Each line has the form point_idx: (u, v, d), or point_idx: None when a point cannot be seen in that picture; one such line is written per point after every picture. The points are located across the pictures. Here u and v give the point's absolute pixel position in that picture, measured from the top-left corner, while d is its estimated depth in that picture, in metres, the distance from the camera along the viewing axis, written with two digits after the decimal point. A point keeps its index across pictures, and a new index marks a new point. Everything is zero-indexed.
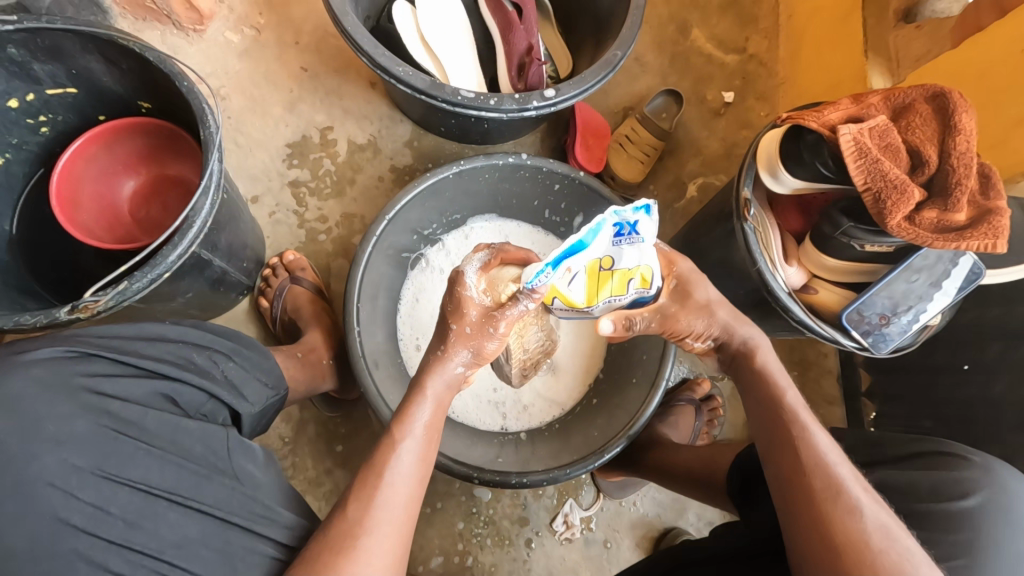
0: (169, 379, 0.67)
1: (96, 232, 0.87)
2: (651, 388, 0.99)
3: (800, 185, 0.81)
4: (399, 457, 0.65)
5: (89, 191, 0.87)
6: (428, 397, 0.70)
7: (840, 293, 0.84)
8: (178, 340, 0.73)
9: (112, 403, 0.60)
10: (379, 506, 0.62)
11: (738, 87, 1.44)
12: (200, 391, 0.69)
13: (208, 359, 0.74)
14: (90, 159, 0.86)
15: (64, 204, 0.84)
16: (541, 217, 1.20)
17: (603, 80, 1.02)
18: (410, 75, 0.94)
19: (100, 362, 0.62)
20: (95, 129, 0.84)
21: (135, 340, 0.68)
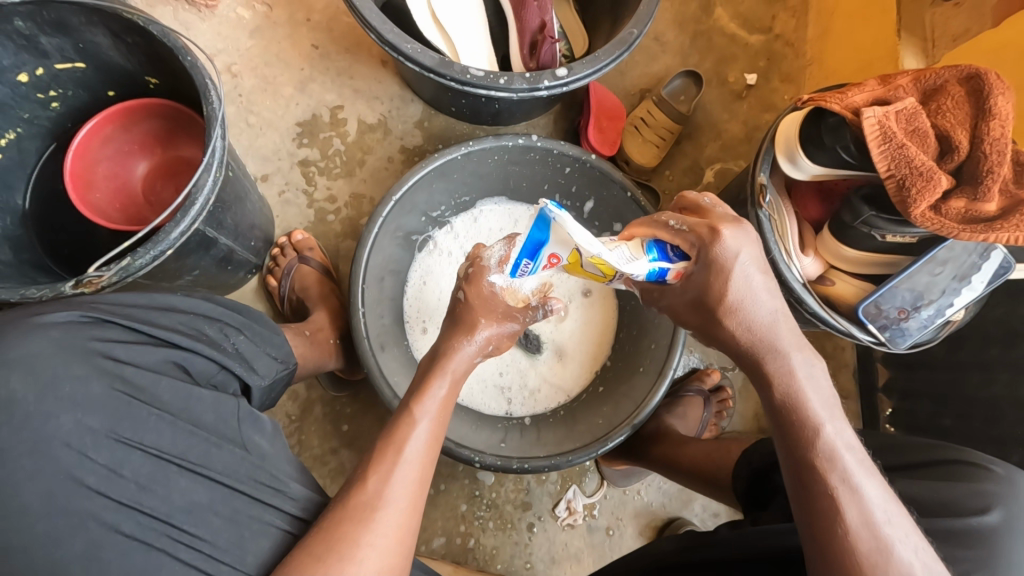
0: (183, 348, 0.63)
1: (108, 210, 0.88)
2: (658, 377, 0.98)
3: (819, 171, 0.78)
4: (415, 431, 0.66)
5: (105, 170, 0.88)
6: (446, 371, 0.72)
7: (858, 284, 0.81)
8: (189, 310, 0.69)
9: (124, 368, 0.57)
10: (396, 475, 0.61)
11: (761, 68, 1.39)
12: (213, 361, 0.66)
13: (220, 331, 0.71)
14: (107, 139, 0.87)
15: (76, 181, 0.85)
16: (552, 202, 1.18)
17: (619, 58, 0.98)
18: (419, 53, 0.92)
19: (112, 328, 0.60)
20: (109, 108, 0.84)
21: (146, 306, 0.65)
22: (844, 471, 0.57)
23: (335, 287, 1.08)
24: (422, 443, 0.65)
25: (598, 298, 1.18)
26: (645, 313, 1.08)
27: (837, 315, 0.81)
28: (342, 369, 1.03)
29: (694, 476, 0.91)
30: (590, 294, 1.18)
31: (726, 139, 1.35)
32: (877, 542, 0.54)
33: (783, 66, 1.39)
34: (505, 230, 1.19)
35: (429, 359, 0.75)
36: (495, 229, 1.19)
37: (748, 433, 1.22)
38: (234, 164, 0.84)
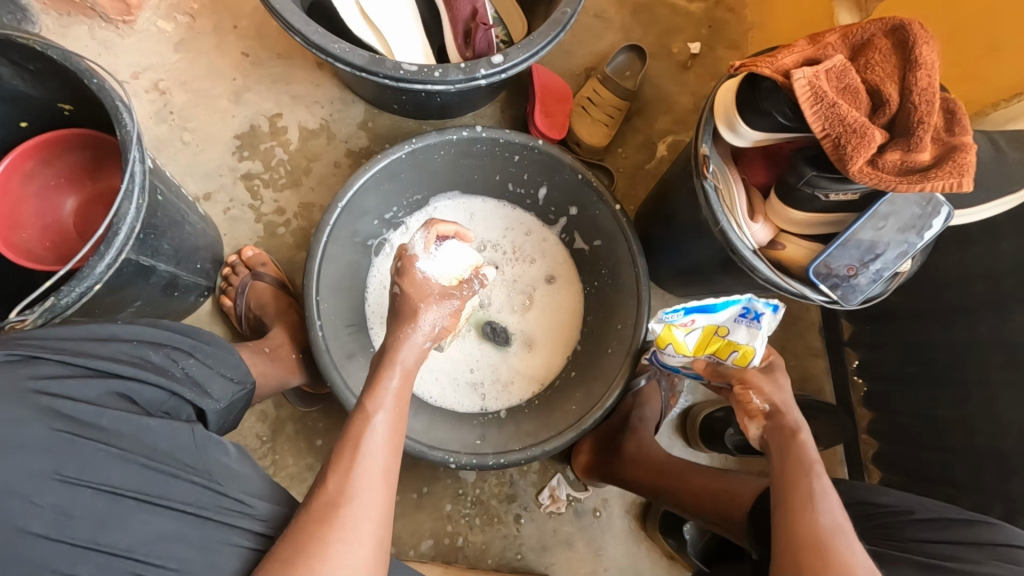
0: (127, 377, 0.59)
1: (37, 249, 0.84)
2: (626, 356, 0.98)
3: (760, 136, 0.77)
4: (372, 424, 0.67)
5: (31, 208, 0.84)
6: (398, 362, 0.74)
7: (807, 245, 0.81)
8: (130, 338, 0.65)
9: (64, 405, 0.52)
10: (359, 470, 0.63)
11: (704, 36, 1.38)
12: (162, 388, 0.62)
13: (168, 356, 0.67)
14: (30, 174, 0.83)
15: (1, 223, 0.81)
16: (507, 192, 1.16)
17: (555, 39, 0.96)
18: (348, 52, 0.89)
19: (45, 363, 0.54)
20: (24, 142, 0.79)
21: (81, 338, 0.60)
22: (815, 460, 0.74)
23: (292, 301, 1.06)
24: (382, 435, 0.67)
25: (563, 284, 1.18)
26: (610, 295, 1.09)
27: (790, 278, 0.81)
28: (308, 385, 1.01)
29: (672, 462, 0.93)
30: (554, 281, 1.18)
31: (676, 110, 1.34)
32: (821, 501, 0.69)
33: (726, 32, 1.39)
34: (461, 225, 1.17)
35: (380, 354, 0.76)
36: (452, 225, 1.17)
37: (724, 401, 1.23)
38: (164, 187, 0.80)
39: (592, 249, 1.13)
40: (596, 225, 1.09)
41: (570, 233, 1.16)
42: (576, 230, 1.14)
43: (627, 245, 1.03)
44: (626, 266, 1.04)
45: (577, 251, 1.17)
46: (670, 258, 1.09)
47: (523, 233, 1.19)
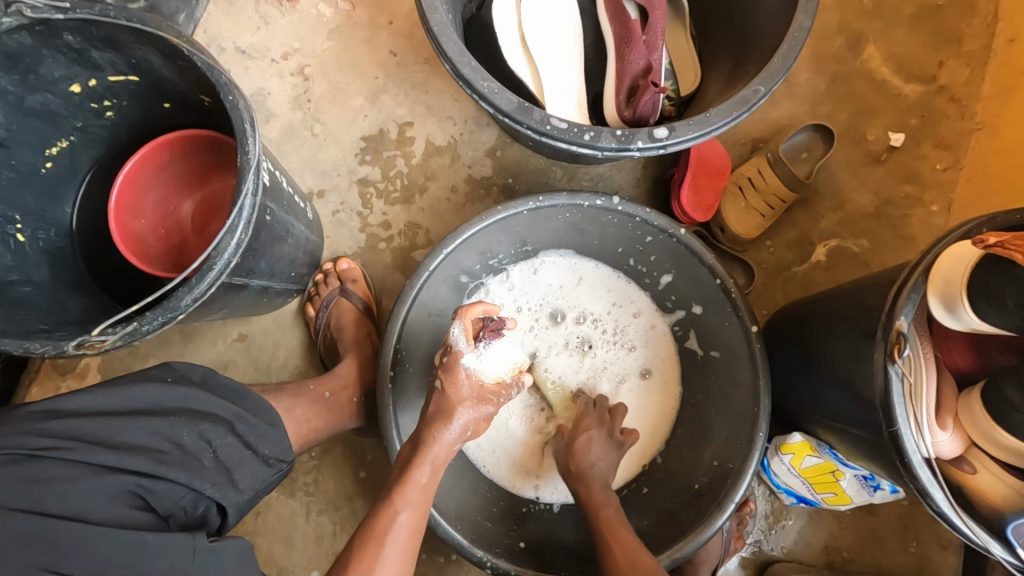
0: (142, 475, 0.57)
1: (147, 237, 0.85)
2: (717, 507, 0.84)
3: (985, 328, 0.59)
4: (396, 521, 0.67)
5: (154, 197, 0.85)
6: (428, 459, 0.73)
7: (1012, 484, 0.61)
8: (171, 409, 0.64)
9: (55, 525, 0.49)
10: (381, 571, 0.63)
11: (912, 128, 1.13)
12: (179, 483, 0.60)
13: (201, 437, 0.64)
14: (163, 164, 0.84)
15: (122, 207, 0.82)
16: (624, 266, 1.02)
17: (736, 120, 0.80)
18: (496, 93, 0.78)
19: (53, 464, 0.53)
20: (166, 136, 0.82)
21: (113, 417, 0.60)
22: None
23: (372, 328, 1.01)
24: (404, 531, 0.67)
25: (658, 380, 1.02)
26: (712, 420, 0.94)
27: (972, 519, 0.61)
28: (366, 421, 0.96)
29: None
30: (650, 376, 1.02)
31: (850, 210, 1.12)
32: None
33: (941, 127, 1.13)
34: (566, 289, 1.05)
35: (411, 446, 0.75)
36: (555, 287, 1.05)
37: (812, 566, 1.04)
38: (274, 205, 0.76)
39: (706, 357, 0.97)
40: (719, 337, 0.93)
41: (685, 330, 1.00)
42: (694, 329, 0.98)
43: (754, 377, 0.86)
44: (743, 398, 0.88)
45: (688, 351, 1.00)
46: (797, 396, 0.91)
47: (630, 313, 1.04)
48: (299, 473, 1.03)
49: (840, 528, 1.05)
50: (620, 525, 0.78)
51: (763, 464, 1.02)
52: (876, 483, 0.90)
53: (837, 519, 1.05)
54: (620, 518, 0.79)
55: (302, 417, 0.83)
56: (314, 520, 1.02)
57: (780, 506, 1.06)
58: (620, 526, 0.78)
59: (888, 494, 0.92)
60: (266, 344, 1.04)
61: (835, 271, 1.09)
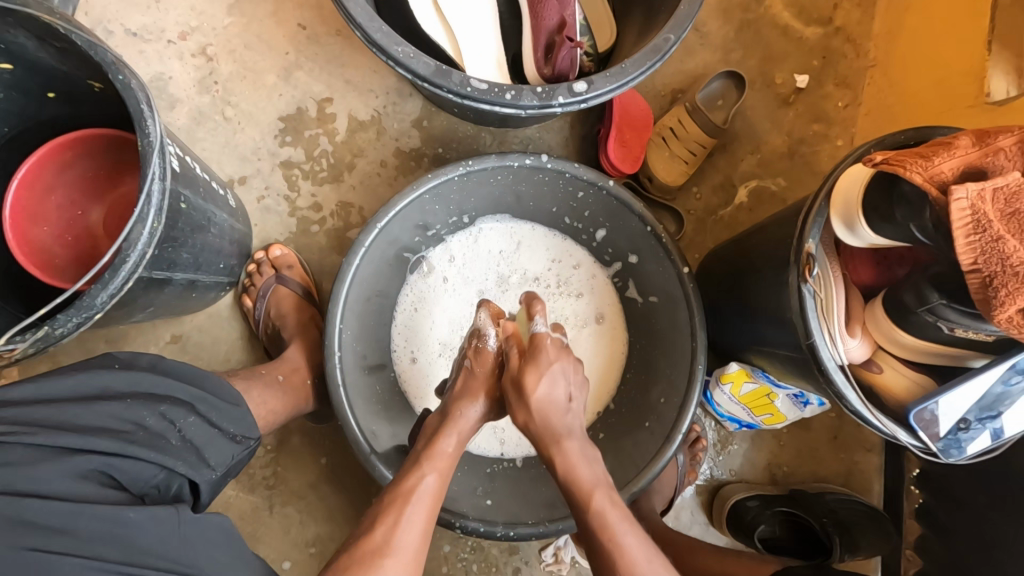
0: (110, 454, 0.54)
1: (53, 245, 0.80)
2: (665, 439, 0.89)
3: (882, 240, 0.64)
4: (423, 483, 0.67)
5: (58, 200, 0.81)
6: (455, 430, 0.73)
7: (912, 377, 0.69)
8: (128, 392, 0.61)
9: (29, 506, 0.46)
10: (404, 529, 0.62)
11: (815, 69, 1.20)
12: (152, 462, 0.57)
13: (164, 418, 0.62)
14: (65, 165, 0.80)
15: (20, 215, 0.77)
16: (561, 224, 1.05)
17: (650, 69, 0.82)
18: (412, 57, 0.77)
19: (10, 449, 0.49)
20: (65, 134, 0.77)
21: (67, 403, 0.56)
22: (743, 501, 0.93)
23: (314, 313, 0.99)
24: (432, 495, 0.67)
25: (609, 327, 1.06)
26: (657, 359, 0.98)
27: (881, 412, 0.68)
28: (320, 406, 0.95)
29: None
30: (602, 322, 1.06)
31: (766, 152, 1.18)
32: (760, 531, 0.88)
33: (839, 67, 1.20)
34: (505, 252, 1.06)
35: (436, 419, 0.76)
36: (495, 251, 1.06)
37: (758, 484, 1.13)
38: (188, 192, 0.73)
39: (646, 303, 1.00)
40: (655, 281, 0.96)
41: (624, 279, 1.04)
42: (632, 278, 1.02)
43: (689, 316, 0.90)
44: (683, 338, 0.92)
45: (628, 299, 1.05)
46: (733, 330, 0.96)
47: (570, 266, 1.07)
48: (256, 467, 1.01)
49: (779, 447, 1.14)
50: (580, 470, 0.69)
51: (707, 396, 1.10)
52: (805, 398, 0.98)
53: (776, 439, 1.14)
54: (580, 463, 0.69)
55: (258, 401, 0.80)
56: (278, 512, 1.00)
57: (726, 433, 1.15)
58: (581, 473, 0.68)
59: (816, 407, 1.00)
60: (202, 343, 1.00)
61: (757, 211, 1.16)
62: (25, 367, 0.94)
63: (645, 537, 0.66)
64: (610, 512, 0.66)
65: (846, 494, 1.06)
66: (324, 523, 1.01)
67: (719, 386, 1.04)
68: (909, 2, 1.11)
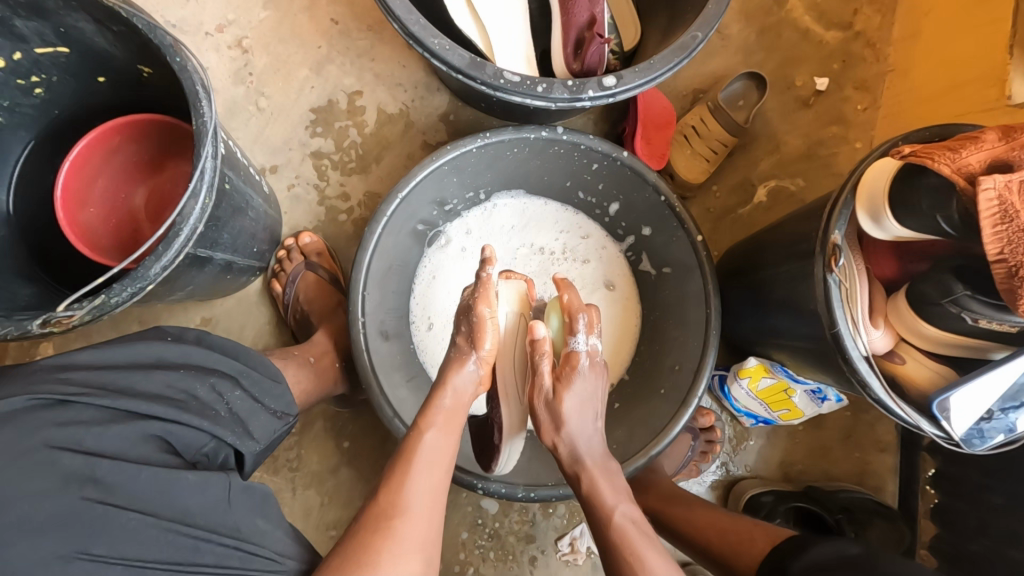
0: (167, 420, 0.56)
1: (97, 227, 0.83)
2: (681, 404, 0.90)
3: (907, 233, 0.66)
4: (424, 441, 0.66)
5: (103, 183, 0.83)
6: (451, 389, 0.72)
7: (935, 368, 0.70)
8: (180, 363, 0.64)
9: (98, 466, 0.48)
10: (412, 485, 0.62)
11: (834, 72, 1.21)
12: (203, 430, 0.59)
13: (213, 390, 0.64)
14: (114, 150, 0.83)
15: (69, 196, 0.80)
16: (575, 199, 1.07)
17: (677, 66, 0.84)
18: (448, 50, 0.79)
19: (80, 408, 0.51)
20: (117, 119, 0.80)
21: (126, 370, 0.59)
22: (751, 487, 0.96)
23: (341, 299, 1.02)
24: (443, 449, 0.67)
25: (621, 297, 1.08)
26: (672, 332, 0.99)
27: (904, 402, 0.70)
28: (345, 390, 0.97)
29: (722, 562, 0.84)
30: (613, 288, 1.08)
31: (785, 151, 1.19)
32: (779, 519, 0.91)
33: (859, 71, 1.22)
34: (521, 227, 1.09)
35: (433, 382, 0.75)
36: (510, 226, 1.08)
37: (772, 480, 1.14)
38: (232, 174, 0.75)
39: (659, 274, 1.02)
40: (668, 252, 0.98)
41: (637, 253, 1.06)
42: (645, 251, 1.04)
43: (702, 284, 0.92)
44: (696, 306, 0.94)
45: (642, 273, 1.06)
46: (752, 324, 0.97)
47: (581, 237, 1.09)
48: (280, 450, 1.03)
49: (794, 444, 1.15)
50: (602, 488, 0.71)
51: (723, 391, 1.11)
52: (823, 394, 0.99)
53: (792, 436, 1.15)
54: (602, 481, 0.72)
55: (293, 379, 0.84)
56: (300, 495, 1.02)
57: (741, 429, 1.16)
58: (603, 489, 0.71)
59: (834, 403, 1.01)
60: (232, 327, 1.03)
61: (775, 210, 1.17)
62: (61, 345, 0.97)
63: (665, 555, 0.66)
64: (631, 530, 0.67)
65: (861, 491, 1.07)
66: (344, 506, 1.03)
67: (736, 381, 1.05)
68: (929, 7, 1.13)
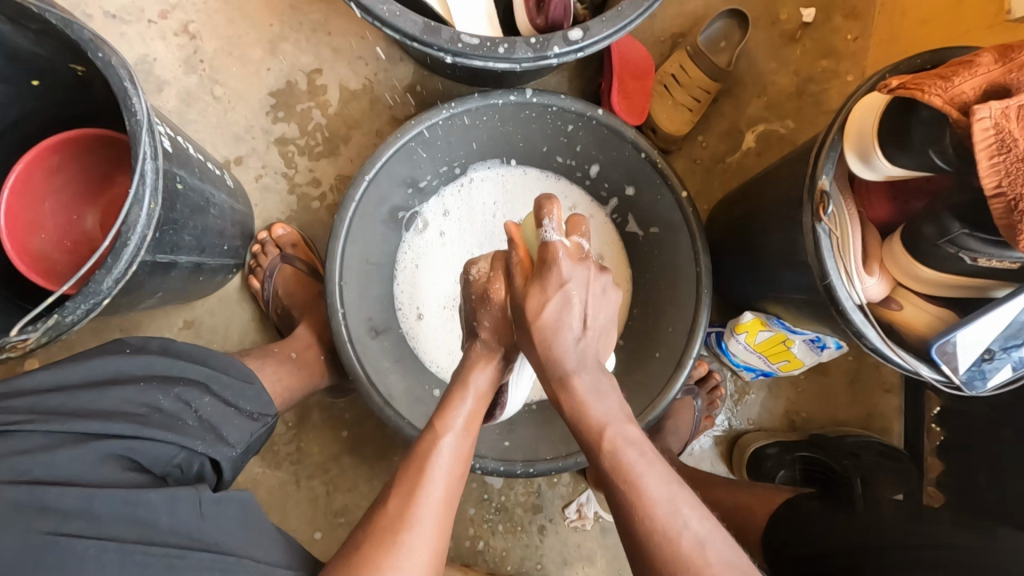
0: (128, 438, 0.55)
1: (52, 252, 0.82)
2: (676, 368, 0.88)
3: (899, 171, 0.62)
4: (440, 445, 0.64)
5: (51, 206, 0.82)
6: (473, 388, 0.69)
7: (932, 311, 0.67)
8: (140, 376, 0.62)
9: (46, 494, 0.46)
10: (425, 495, 0.60)
11: (822, 0, 1.13)
12: (170, 443, 0.58)
13: (179, 400, 0.62)
14: (56, 169, 0.81)
15: (17, 224, 0.79)
16: (554, 164, 1.02)
17: (649, 10, 0.77)
18: (399, 16, 0.73)
19: (25, 436, 0.50)
20: (54, 137, 0.79)
21: (80, 390, 0.57)
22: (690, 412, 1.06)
23: (321, 289, 0.99)
24: (461, 450, 0.66)
25: (611, 265, 1.05)
26: (663, 293, 0.96)
27: (902, 349, 0.67)
28: (336, 381, 0.95)
29: (725, 523, 0.85)
30: (603, 261, 1.05)
31: (772, 92, 1.13)
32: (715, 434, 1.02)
33: None
34: (500, 201, 1.05)
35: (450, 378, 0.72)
36: (490, 200, 1.05)
37: (776, 431, 1.13)
38: (184, 172, 0.72)
39: (647, 236, 0.98)
40: (655, 211, 0.94)
41: (623, 215, 1.02)
42: (631, 212, 1.00)
43: (691, 241, 0.88)
44: (686, 265, 0.90)
45: (629, 235, 1.03)
46: (748, 279, 0.94)
47: (567, 207, 1.05)
48: (280, 444, 1.03)
49: (796, 395, 1.14)
50: (590, 408, 0.64)
51: (721, 347, 1.09)
52: (822, 342, 0.97)
53: (794, 386, 1.14)
54: (590, 401, 0.65)
55: (274, 376, 0.82)
56: (305, 486, 1.03)
57: (742, 383, 1.15)
58: (592, 411, 0.64)
59: (834, 350, 0.99)
60: (215, 327, 1.01)
61: (766, 156, 1.12)
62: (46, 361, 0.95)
63: (667, 476, 0.61)
64: (626, 448, 0.62)
65: (867, 435, 1.06)
66: (350, 493, 1.03)
67: (732, 337, 1.04)
68: None
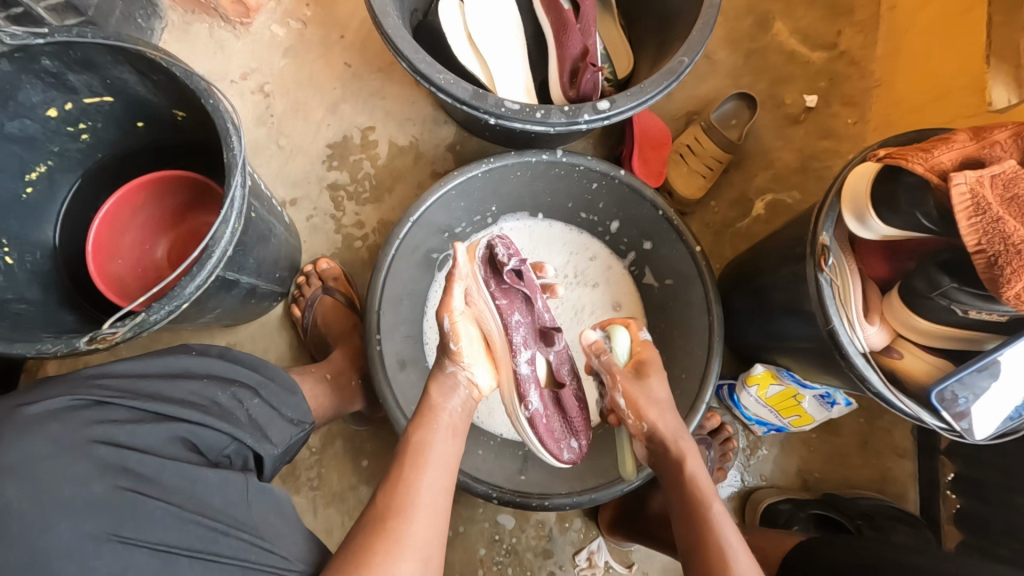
0: (191, 422, 0.61)
1: (126, 276, 0.91)
2: (690, 410, 0.92)
3: (891, 231, 0.69)
4: (427, 443, 0.66)
5: (130, 236, 0.92)
6: (446, 393, 0.72)
7: (931, 360, 0.72)
8: (203, 373, 0.69)
9: (129, 457, 0.53)
10: (417, 482, 0.62)
11: (822, 90, 1.26)
12: (224, 433, 0.63)
13: (234, 397, 0.69)
14: (138, 205, 0.92)
15: (100, 249, 0.89)
16: (577, 219, 1.12)
17: (666, 89, 0.89)
18: (452, 84, 0.86)
19: (116, 409, 0.57)
20: (143, 178, 0.90)
21: (154, 378, 0.64)
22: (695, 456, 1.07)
23: (356, 320, 1.07)
24: (445, 447, 0.67)
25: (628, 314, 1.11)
26: (676, 342, 1.02)
27: (905, 396, 0.71)
28: (364, 408, 1.01)
29: None
30: (620, 309, 1.12)
31: (779, 166, 1.24)
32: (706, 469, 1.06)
33: (847, 88, 1.26)
34: (526, 248, 1.13)
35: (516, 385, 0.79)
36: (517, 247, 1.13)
37: (789, 490, 1.14)
38: (257, 204, 0.82)
39: (662, 287, 1.05)
40: (670, 264, 1.02)
41: (640, 268, 1.10)
42: (647, 265, 1.08)
43: (704, 293, 0.95)
44: (699, 315, 0.96)
45: (646, 286, 1.10)
46: (758, 331, 0.99)
47: (588, 258, 1.13)
48: (302, 469, 1.06)
49: (808, 454, 1.15)
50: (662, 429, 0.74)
51: (733, 400, 1.12)
52: (832, 399, 0.99)
53: (806, 444, 1.15)
54: (663, 423, 0.74)
55: (310, 394, 0.88)
56: (320, 513, 1.05)
57: (755, 438, 1.16)
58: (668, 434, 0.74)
59: (844, 407, 1.02)
60: (255, 350, 1.08)
61: (775, 222, 1.21)
62: None
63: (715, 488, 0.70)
64: (702, 481, 0.70)
65: (880, 499, 1.06)
66: None
67: (745, 389, 1.07)
68: (909, 27, 1.18)
